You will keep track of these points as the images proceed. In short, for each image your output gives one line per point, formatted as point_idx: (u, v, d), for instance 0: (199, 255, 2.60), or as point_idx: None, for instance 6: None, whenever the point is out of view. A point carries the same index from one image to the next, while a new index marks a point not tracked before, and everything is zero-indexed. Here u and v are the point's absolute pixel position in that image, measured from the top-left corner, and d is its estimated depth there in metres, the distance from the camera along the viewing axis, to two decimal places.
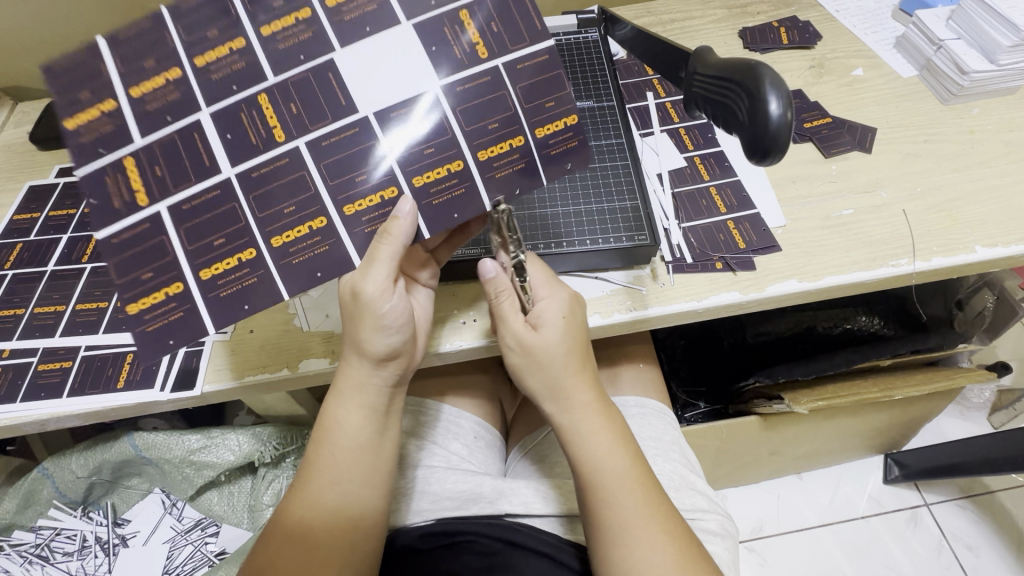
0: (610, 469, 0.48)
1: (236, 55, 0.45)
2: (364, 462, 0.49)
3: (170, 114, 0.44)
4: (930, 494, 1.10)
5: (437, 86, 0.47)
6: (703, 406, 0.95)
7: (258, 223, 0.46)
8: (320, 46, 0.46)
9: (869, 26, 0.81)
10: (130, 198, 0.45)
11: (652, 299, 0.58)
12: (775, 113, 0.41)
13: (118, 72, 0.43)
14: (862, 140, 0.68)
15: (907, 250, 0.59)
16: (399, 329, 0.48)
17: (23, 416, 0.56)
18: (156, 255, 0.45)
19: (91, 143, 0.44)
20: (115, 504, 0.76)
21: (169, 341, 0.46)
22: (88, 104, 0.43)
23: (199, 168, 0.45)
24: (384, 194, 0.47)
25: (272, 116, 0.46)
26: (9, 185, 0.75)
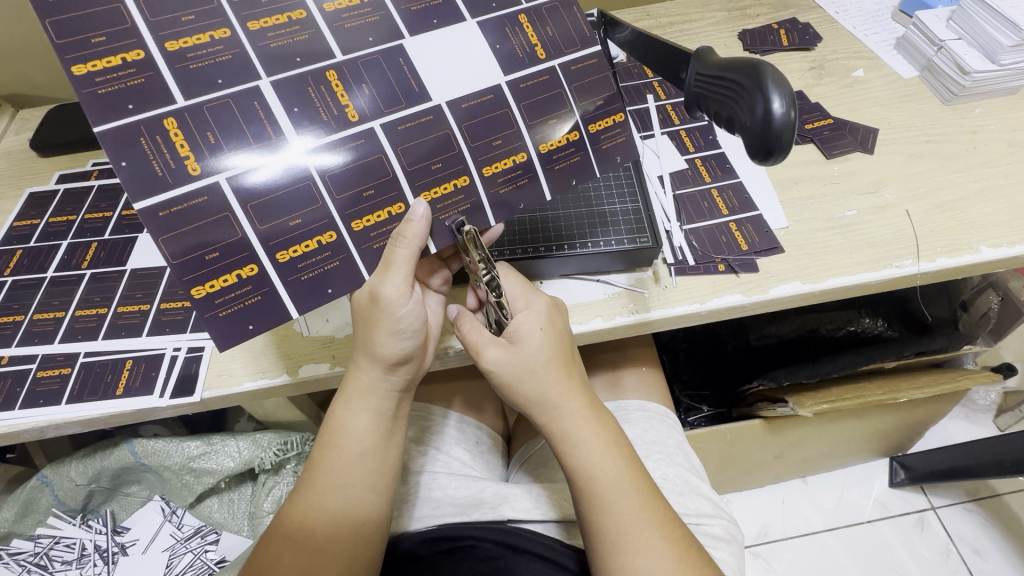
0: (603, 478, 0.47)
1: (297, 25, 0.44)
2: (370, 467, 0.49)
3: (219, 76, 0.42)
4: (936, 497, 1.09)
5: (503, 82, 0.48)
6: (706, 409, 0.94)
7: (337, 204, 0.45)
8: (388, 32, 0.46)
9: (869, 28, 0.81)
10: (177, 163, 0.41)
11: (655, 302, 0.57)
12: (778, 112, 0.40)
13: (151, 24, 0.40)
14: (864, 140, 0.67)
15: (911, 251, 0.58)
16: (412, 333, 0.48)
17: (21, 424, 0.55)
18: (221, 233, 0.42)
19: (119, 97, 0.40)
20: (115, 512, 0.75)
21: (248, 326, 0.44)
22: (109, 51, 0.40)
23: (262, 139, 0.43)
24: (456, 183, 0.48)
25: (342, 91, 0.45)
26: (10, 192, 0.75)
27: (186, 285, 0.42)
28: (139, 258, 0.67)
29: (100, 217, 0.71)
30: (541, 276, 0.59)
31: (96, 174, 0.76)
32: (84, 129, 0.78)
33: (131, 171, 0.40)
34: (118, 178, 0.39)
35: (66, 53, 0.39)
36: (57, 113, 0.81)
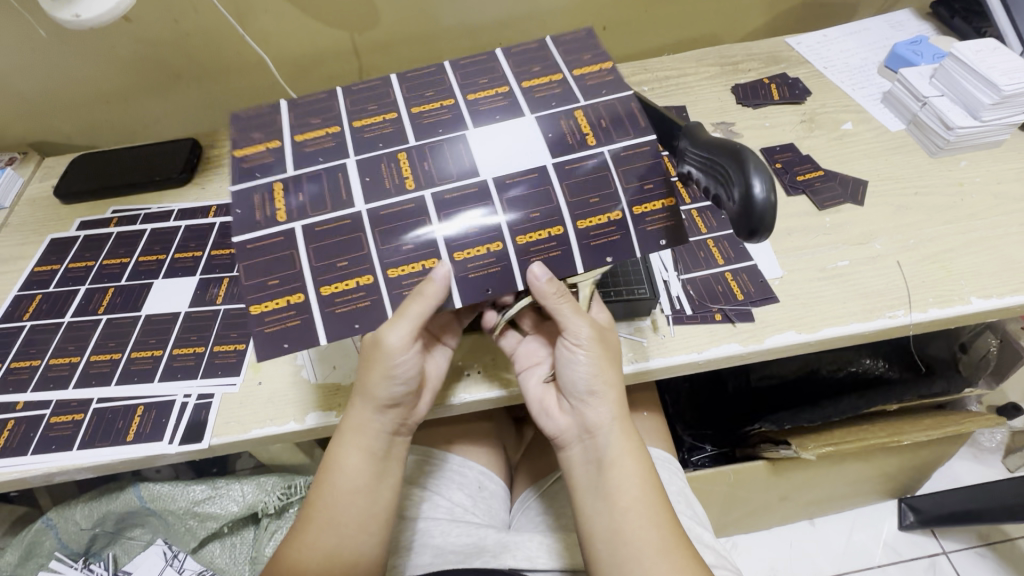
0: (636, 502, 0.48)
1: (386, 122, 0.53)
2: (361, 507, 0.50)
3: (320, 155, 0.51)
4: (948, 541, 1.07)
5: (549, 163, 0.50)
6: (710, 449, 0.95)
7: (380, 254, 0.48)
8: (456, 124, 0.52)
9: (856, 82, 0.84)
10: (270, 213, 0.48)
11: (654, 351, 0.59)
12: (758, 195, 0.42)
13: (290, 124, 0.53)
14: (854, 192, 0.70)
15: (903, 301, 0.60)
16: (405, 380, 0.49)
17: (32, 469, 0.57)
18: (283, 266, 0.47)
19: (253, 168, 0.50)
20: (116, 556, 0.76)
21: (284, 344, 0.47)
22: (258, 141, 0.51)
23: (337, 200, 0.49)
24: (488, 247, 0.49)
25: (407, 169, 0.50)
26: (32, 238, 0.78)
27: (249, 303, 0.47)
28: (154, 304, 0.69)
29: (118, 263, 0.74)
30: None
31: (115, 221, 0.79)
32: (106, 179, 0.82)
33: (240, 217, 0.48)
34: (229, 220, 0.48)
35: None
36: (81, 162, 0.85)
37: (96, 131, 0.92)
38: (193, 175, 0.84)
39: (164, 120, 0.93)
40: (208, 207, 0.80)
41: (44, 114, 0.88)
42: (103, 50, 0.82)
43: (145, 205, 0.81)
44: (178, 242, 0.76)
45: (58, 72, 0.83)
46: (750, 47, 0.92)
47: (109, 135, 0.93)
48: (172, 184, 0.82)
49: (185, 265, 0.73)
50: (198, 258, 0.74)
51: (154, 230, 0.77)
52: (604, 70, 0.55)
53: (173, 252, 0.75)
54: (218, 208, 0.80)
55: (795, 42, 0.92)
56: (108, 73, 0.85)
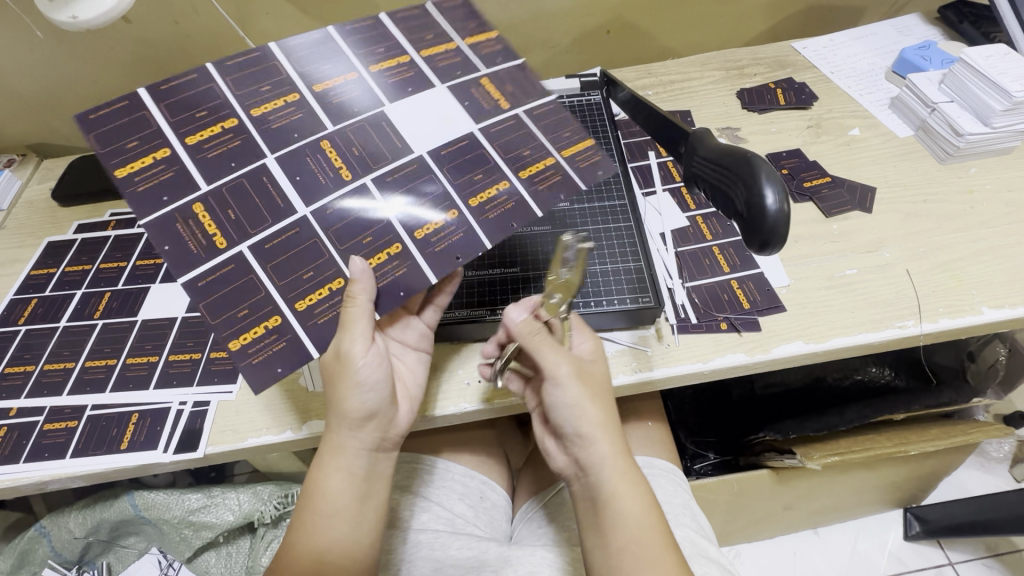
0: (641, 539, 0.45)
1: (291, 107, 0.50)
2: (348, 528, 0.49)
3: (234, 159, 0.47)
4: (954, 552, 1.06)
5: (473, 129, 0.53)
6: (713, 457, 0.93)
7: (340, 254, 0.47)
8: (371, 101, 0.52)
9: (864, 87, 0.83)
10: (207, 241, 0.45)
11: (658, 361, 0.57)
12: (771, 206, 0.42)
13: (169, 122, 0.47)
14: (862, 199, 0.69)
15: (914, 311, 0.58)
16: (375, 387, 0.48)
17: (23, 477, 0.56)
18: (247, 293, 0.45)
19: (155, 191, 0.46)
20: (110, 564, 0.74)
21: (278, 369, 0.44)
22: (143, 152, 0.46)
23: (275, 208, 0.47)
24: (446, 216, 0.50)
25: (337, 158, 0.49)
26: (29, 241, 0.77)
27: (224, 340, 0.44)
28: (150, 309, 0.68)
29: (115, 267, 0.73)
30: None
31: (113, 224, 0.78)
32: (104, 182, 0.81)
33: (171, 253, 0.45)
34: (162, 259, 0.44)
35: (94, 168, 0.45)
36: (80, 164, 0.85)
37: None
38: None
39: None
40: None
41: (42, 116, 0.88)
42: (103, 51, 0.81)
43: None
44: None
45: (57, 74, 0.83)
46: (756, 52, 0.91)
47: None
48: None
49: None
50: None
51: None
52: (492, 39, 0.58)
53: None
54: None
55: (801, 46, 0.91)
56: (107, 75, 0.84)
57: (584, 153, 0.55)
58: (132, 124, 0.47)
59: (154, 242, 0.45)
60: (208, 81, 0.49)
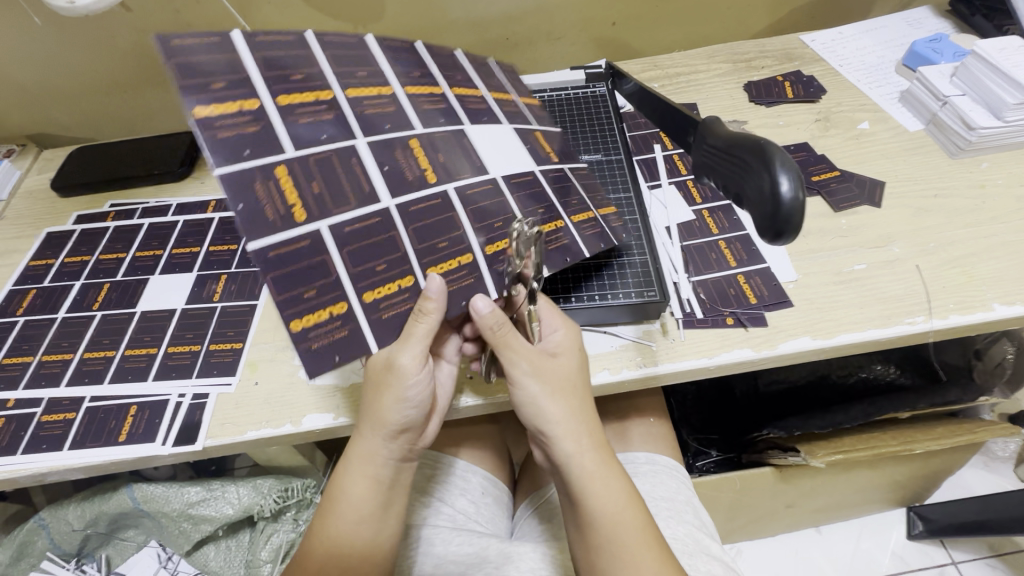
0: (622, 529, 0.45)
1: (384, 99, 0.50)
2: (369, 532, 0.49)
3: (323, 133, 0.44)
4: (957, 551, 1.05)
5: (534, 170, 0.57)
6: (715, 454, 0.93)
7: (417, 252, 0.47)
8: (453, 117, 0.54)
9: (873, 81, 0.82)
10: (286, 211, 0.41)
11: (663, 356, 0.56)
12: (786, 193, 0.40)
13: (263, 76, 0.42)
14: (871, 194, 0.67)
15: (923, 307, 0.57)
16: (418, 403, 0.49)
17: (21, 469, 0.55)
18: (319, 274, 0.43)
19: (235, 142, 0.40)
20: (109, 557, 0.74)
21: (336, 357, 0.43)
22: (228, 97, 0.40)
23: (360, 192, 0.45)
24: (515, 240, 0.52)
25: (424, 159, 0.49)
26: (28, 231, 0.77)
27: (286, 318, 0.41)
28: (150, 300, 0.67)
29: (114, 258, 0.72)
30: None
31: (113, 215, 0.78)
32: (103, 172, 0.81)
33: (245, 215, 0.40)
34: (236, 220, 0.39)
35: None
36: (79, 154, 0.84)
37: (96, 123, 0.91)
38: (193, 169, 0.82)
39: (164, 114, 0.92)
40: (208, 202, 0.78)
41: (41, 106, 0.87)
42: (103, 40, 0.80)
43: (142, 199, 0.79)
44: (176, 237, 0.74)
45: (56, 63, 0.82)
46: (763, 44, 0.90)
47: (108, 127, 0.92)
48: (171, 178, 0.81)
49: (182, 261, 0.71)
50: (196, 254, 0.72)
51: (151, 225, 0.76)
52: (537, 104, 0.67)
53: (171, 247, 0.73)
54: (218, 202, 0.78)
55: (809, 39, 0.90)
56: (106, 64, 0.83)
57: (614, 216, 0.60)
58: (223, 64, 0.41)
59: (225, 195, 0.39)
60: (229, 49, 0.41)
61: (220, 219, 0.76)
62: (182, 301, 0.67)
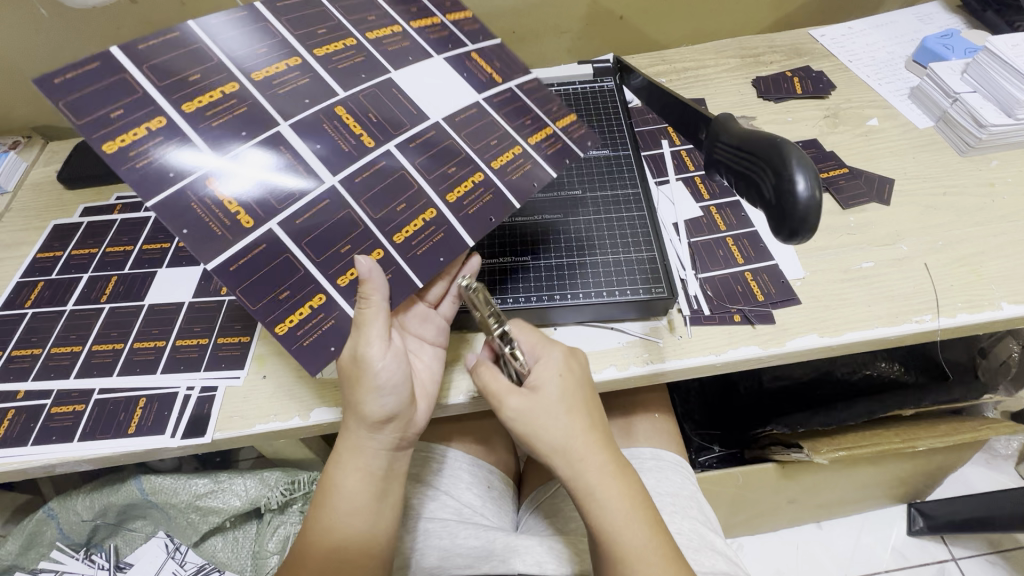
0: (627, 541, 0.45)
1: (295, 70, 0.49)
2: (365, 524, 0.49)
3: (243, 128, 0.45)
4: (957, 547, 1.06)
5: (478, 99, 0.56)
6: (717, 450, 0.93)
7: (377, 224, 0.48)
8: (376, 68, 0.53)
9: (883, 77, 0.82)
10: (232, 221, 0.44)
11: (670, 352, 0.57)
12: (802, 192, 0.41)
13: (156, 88, 0.43)
14: (880, 191, 0.67)
15: (932, 306, 0.57)
16: (393, 390, 0.47)
17: (31, 460, 0.55)
18: (287, 273, 0.45)
19: (159, 168, 0.42)
20: (117, 548, 0.75)
21: (330, 347, 0.46)
22: (132, 124, 0.42)
23: (297, 180, 0.46)
24: (475, 179, 0.52)
25: (355, 124, 0.50)
26: (34, 224, 0.77)
27: (268, 324, 0.44)
28: (157, 293, 0.67)
29: (121, 251, 0.72)
30: (554, 323, 0.59)
31: (119, 207, 0.78)
32: (109, 164, 0.81)
33: (192, 237, 0.42)
34: (187, 247, 0.42)
35: (91, 132, 0.41)
36: (85, 146, 0.84)
37: None
38: None
39: None
40: None
41: (47, 97, 0.87)
42: (108, 32, 0.80)
43: None
44: None
45: (62, 55, 0.81)
46: (772, 39, 0.89)
47: None
48: None
49: (189, 254, 0.71)
50: None
51: (158, 218, 0.76)
52: (470, 19, 0.61)
53: (177, 240, 0.73)
54: None
55: (819, 35, 0.89)
56: None
57: (574, 125, 0.60)
58: (190, 57, 0.45)
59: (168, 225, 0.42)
60: (116, 70, 0.42)
61: None
62: (189, 294, 0.67)
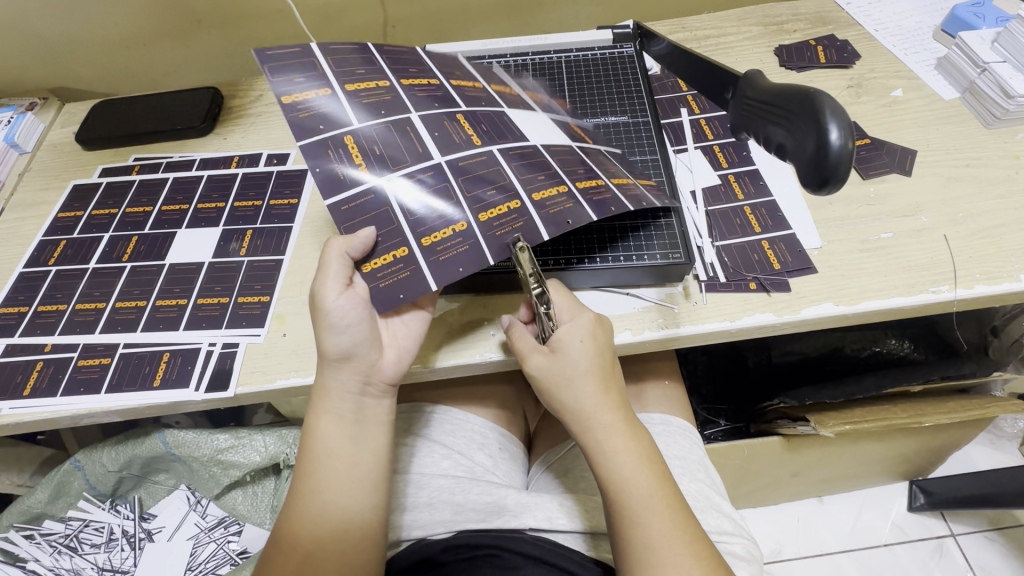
0: (633, 490, 0.47)
1: (435, 87, 0.58)
2: (338, 468, 0.49)
3: (383, 109, 0.53)
4: (957, 524, 1.07)
5: (572, 145, 0.59)
6: (723, 423, 0.95)
7: (468, 200, 0.50)
8: (496, 104, 0.60)
9: (909, 47, 0.80)
10: (353, 171, 0.49)
11: (685, 318, 0.57)
12: (835, 142, 0.43)
13: (336, 75, 0.53)
14: (902, 162, 0.66)
15: (949, 277, 0.57)
16: (348, 330, 0.47)
17: (60, 410, 0.57)
18: (382, 223, 0.48)
19: (312, 119, 0.50)
20: (142, 499, 0.78)
21: (399, 296, 0.47)
22: (307, 88, 0.51)
23: (413, 153, 0.51)
24: (558, 189, 0.53)
25: (470, 128, 0.55)
26: (54, 183, 0.77)
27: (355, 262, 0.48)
28: (177, 253, 0.68)
29: (141, 211, 0.73)
30: (570, 288, 0.60)
31: (138, 168, 0.78)
32: (126, 126, 0.81)
33: (321, 174, 0.48)
34: (314, 178, 0.47)
35: (280, 87, 0.50)
36: (102, 108, 0.84)
37: (116, 76, 0.91)
38: (214, 125, 0.82)
39: (185, 68, 0.92)
40: (231, 158, 0.78)
41: (62, 58, 0.86)
42: None
43: (166, 153, 0.80)
44: (201, 191, 0.75)
45: (78, 15, 0.81)
46: (797, 7, 0.87)
47: (129, 82, 0.92)
48: (194, 133, 0.81)
49: (207, 216, 0.72)
50: (221, 209, 0.72)
51: (176, 179, 0.76)
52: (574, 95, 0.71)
53: (196, 202, 0.74)
54: (241, 158, 0.78)
55: (845, 2, 0.87)
56: (128, 17, 0.83)
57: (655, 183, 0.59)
58: (361, 63, 0.56)
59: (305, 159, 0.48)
60: (313, 56, 0.54)
61: (241, 176, 0.76)
62: (208, 255, 0.68)
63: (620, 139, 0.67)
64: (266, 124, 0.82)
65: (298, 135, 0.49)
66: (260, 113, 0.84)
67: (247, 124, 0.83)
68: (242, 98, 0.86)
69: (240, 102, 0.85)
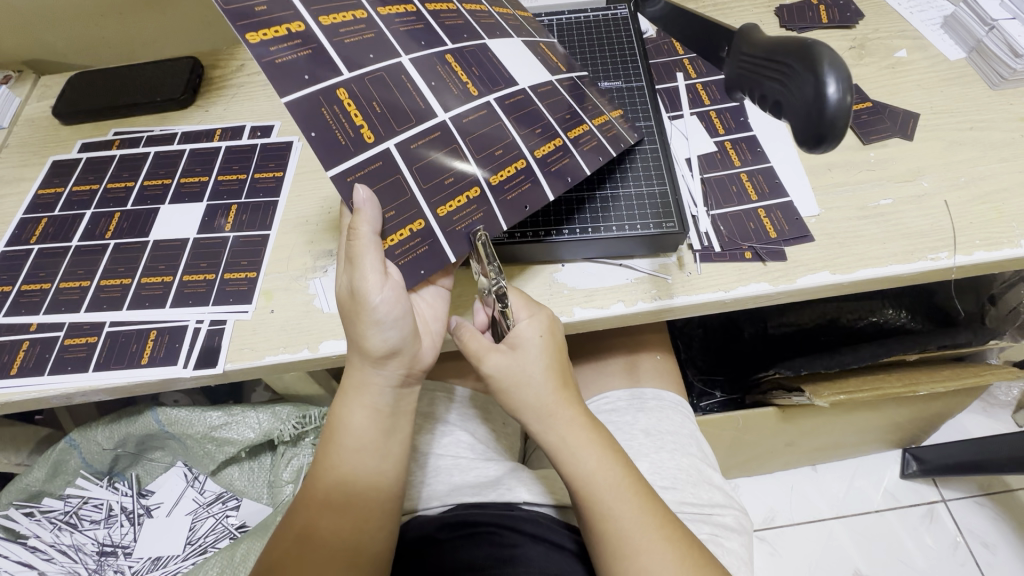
0: (600, 484, 0.47)
1: (412, 16, 0.53)
2: (371, 459, 0.49)
3: (371, 53, 0.48)
4: (947, 490, 1.09)
5: (552, 80, 0.59)
6: (719, 395, 0.94)
7: (479, 163, 0.50)
8: (472, 33, 0.56)
9: (915, 5, 0.77)
10: (356, 134, 0.46)
11: (678, 288, 0.56)
12: (833, 96, 0.41)
13: (305, 4, 0.46)
14: (904, 126, 0.64)
15: (947, 243, 0.56)
16: (395, 323, 0.46)
17: (49, 389, 0.57)
18: (396, 194, 0.47)
19: (295, 68, 0.44)
20: (139, 476, 0.78)
21: (422, 271, 0.47)
22: (276, 23, 0.44)
23: (414, 109, 0.49)
24: (555, 143, 0.54)
25: (461, 72, 0.53)
26: (33, 159, 0.75)
27: None
28: (161, 229, 0.67)
29: (122, 187, 0.71)
30: (561, 259, 0.58)
31: (117, 143, 0.76)
32: (103, 99, 0.78)
33: (319, 140, 0.44)
34: (313, 147, 0.43)
35: (238, 22, 0.43)
36: (77, 79, 0.81)
37: (91, 47, 0.87)
38: (195, 97, 0.79)
39: (162, 37, 0.88)
40: (214, 130, 0.76)
41: (33, 28, 0.83)
42: None
43: (147, 127, 0.77)
44: (184, 165, 0.73)
45: None
46: None
47: (105, 54, 0.89)
48: (173, 106, 0.78)
49: (191, 190, 0.70)
50: (204, 183, 0.71)
51: (158, 153, 0.74)
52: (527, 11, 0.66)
53: (178, 176, 0.72)
54: (224, 131, 0.76)
55: None
56: None
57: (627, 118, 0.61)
58: None
59: (299, 125, 0.44)
60: None
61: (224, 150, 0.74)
62: (193, 231, 0.66)
63: (627, 104, 0.64)
64: (249, 95, 0.80)
65: (284, 95, 0.43)
66: (244, 84, 0.81)
67: (229, 95, 0.80)
68: (223, 68, 0.83)
69: (221, 73, 0.82)
